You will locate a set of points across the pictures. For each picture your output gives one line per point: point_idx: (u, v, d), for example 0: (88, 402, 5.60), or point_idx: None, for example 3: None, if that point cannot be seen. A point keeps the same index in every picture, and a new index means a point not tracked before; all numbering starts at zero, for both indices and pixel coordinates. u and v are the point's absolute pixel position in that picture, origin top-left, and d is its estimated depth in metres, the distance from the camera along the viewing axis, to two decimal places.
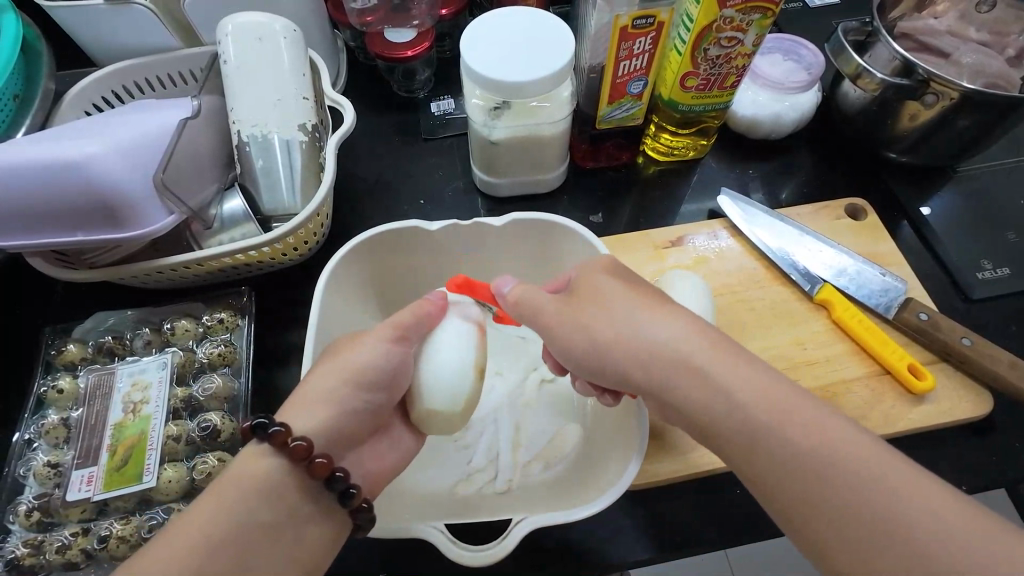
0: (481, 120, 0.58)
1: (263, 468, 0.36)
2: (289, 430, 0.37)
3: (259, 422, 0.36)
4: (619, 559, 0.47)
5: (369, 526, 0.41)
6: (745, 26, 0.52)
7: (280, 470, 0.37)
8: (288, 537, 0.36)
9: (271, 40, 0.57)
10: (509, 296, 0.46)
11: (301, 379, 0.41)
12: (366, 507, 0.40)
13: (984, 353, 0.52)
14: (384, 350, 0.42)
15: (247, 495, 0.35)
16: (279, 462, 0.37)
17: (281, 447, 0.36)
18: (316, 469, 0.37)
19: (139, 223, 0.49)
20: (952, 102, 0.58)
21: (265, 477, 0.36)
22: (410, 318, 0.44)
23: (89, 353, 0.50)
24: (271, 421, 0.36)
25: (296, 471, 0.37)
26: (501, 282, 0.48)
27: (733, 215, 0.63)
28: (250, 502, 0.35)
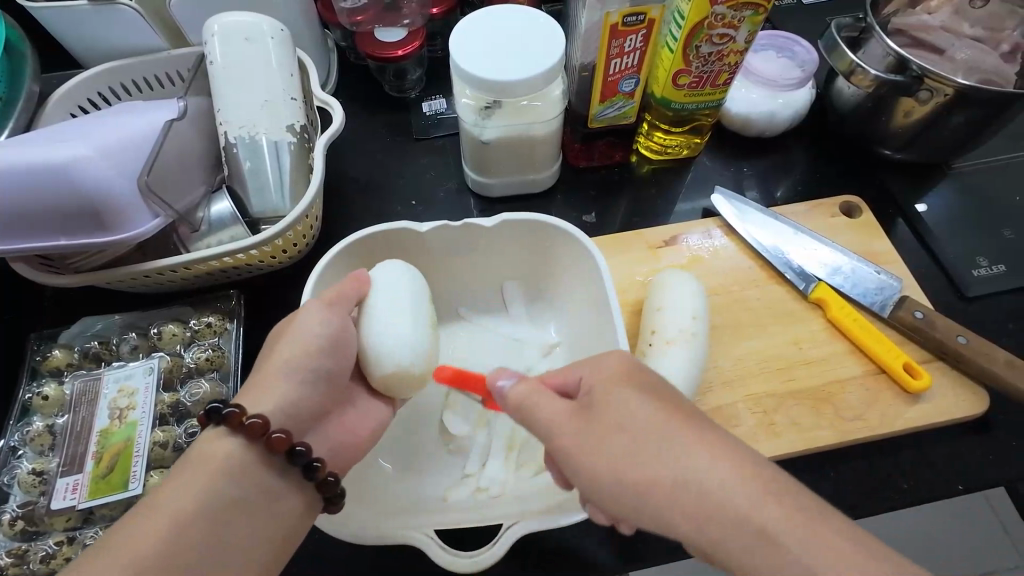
0: (472, 119, 0.58)
1: (226, 449, 0.37)
2: (244, 409, 0.37)
3: (211, 405, 0.37)
4: (614, 562, 0.46)
5: (341, 500, 0.40)
6: (738, 23, 0.51)
7: (240, 451, 0.37)
8: (261, 514, 0.36)
9: (258, 40, 0.56)
10: None
11: (290, 384, 0.41)
12: (333, 481, 0.39)
13: (980, 351, 0.52)
14: (319, 319, 0.42)
15: (222, 484, 0.35)
16: (237, 441, 0.37)
17: (238, 426, 0.37)
18: (275, 443, 0.37)
19: (124, 226, 0.48)
20: (947, 97, 0.57)
21: (229, 458, 0.36)
22: (339, 290, 0.44)
23: (75, 358, 0.50)
24: (223, 403, 0.37)
25: (255, 451, 0.38)
26: None
27: (728, 213, 0.62)
28: (221, 481, 0.35)
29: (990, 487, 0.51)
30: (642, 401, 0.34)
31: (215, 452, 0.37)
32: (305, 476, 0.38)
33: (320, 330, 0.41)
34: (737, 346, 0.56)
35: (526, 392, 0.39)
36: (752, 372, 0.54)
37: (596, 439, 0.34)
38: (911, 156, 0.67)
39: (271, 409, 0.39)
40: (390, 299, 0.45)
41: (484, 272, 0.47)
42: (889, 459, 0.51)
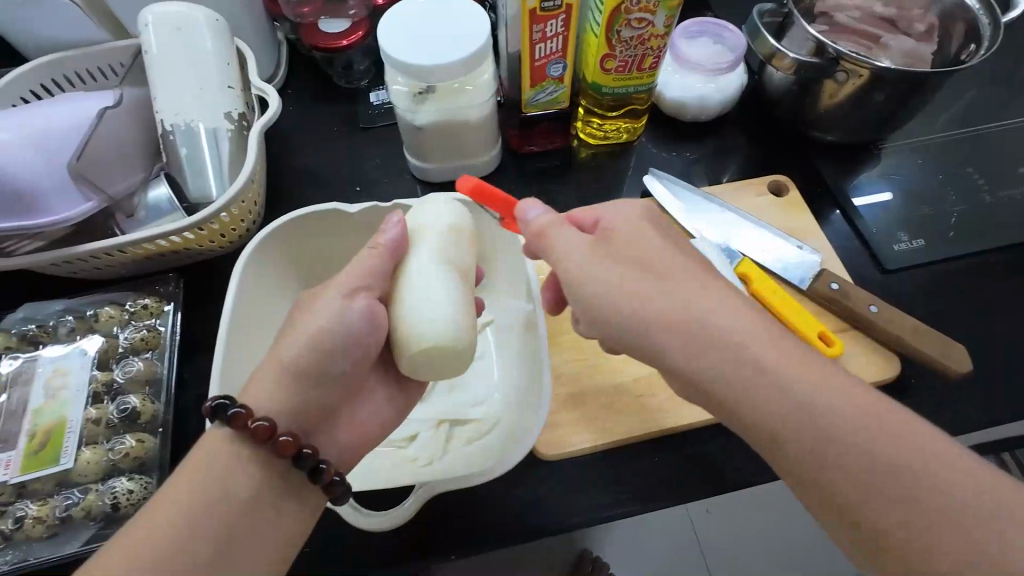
0: (405, 105, 0.59)
1: (225, 444, 0.38)
2: (249, 412, 0.38)
3: (217, 405, 0.37)
4: (537, 526, 0.48)
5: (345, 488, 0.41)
6: (653, 7, 0.53)
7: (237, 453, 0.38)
8: (267, 518, 0.38)
9: (190, 28, 0.57)
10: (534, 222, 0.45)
11: (295, 386, 0.41)
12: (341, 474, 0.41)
13: (889, 318, 0.54)
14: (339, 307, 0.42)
15: (229, 482, 0.37)
16: (241, 438, 0.38)
17: (242, 428, 0.37)
18: (281, 447, 0.38)
19: (51, 210, 0.49)
20: (863, 79, 0.60)
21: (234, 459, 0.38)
22: (376, 263, 0.45)
23: (12, 342, 0.51)
24: (230, 403, 0.38)
25: (264, 451, 0.39)
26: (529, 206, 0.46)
27: (661, 195, 0.65)
28: (229, 477, 0.37)
29: None
30: (577, 238, 0.43)
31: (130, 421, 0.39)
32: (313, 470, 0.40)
33: (342, 320, 0.42)
34: None
35: (548, 219, 0.44)
36: None
37: (625, 268, 0.40)
38: (839, 138, 0.69)
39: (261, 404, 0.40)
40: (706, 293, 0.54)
41: (528, 206, 0.46)
42: None
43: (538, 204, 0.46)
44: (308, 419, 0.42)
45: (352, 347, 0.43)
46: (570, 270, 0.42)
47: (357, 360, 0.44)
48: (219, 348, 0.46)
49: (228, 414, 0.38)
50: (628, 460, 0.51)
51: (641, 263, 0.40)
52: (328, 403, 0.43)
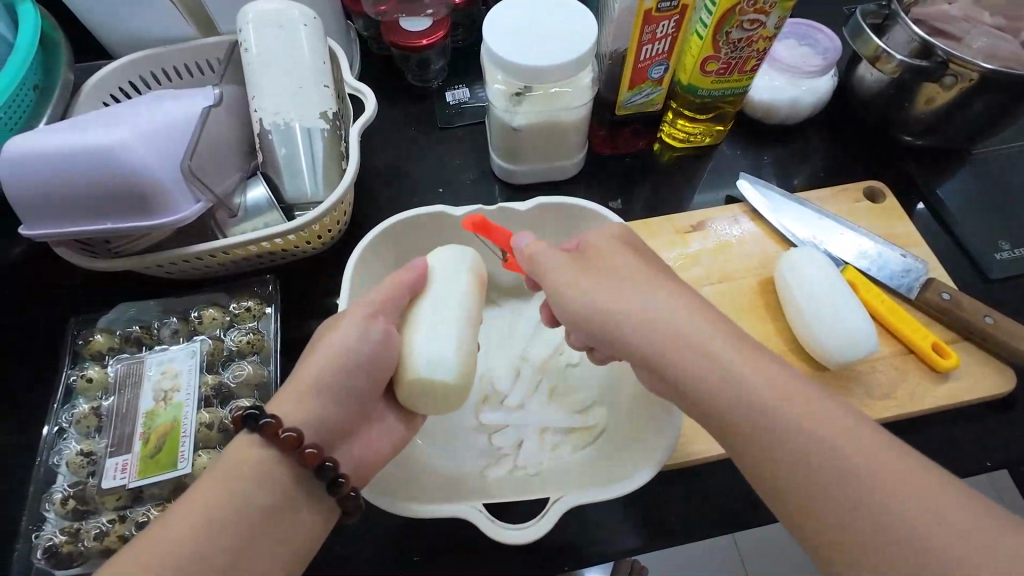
0: (503, 106, 0.58)
1: (260, 458, 0.38)
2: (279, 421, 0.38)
3: (250, 412, 0.38)
4: (651, 538, 0.48)
5: (356, 514, 0.41)
6: (768, 9, 0.52)
7: (273, 462, 0.38)
8: (287, 520, 0.37)
9: (292, 28, 0.57)
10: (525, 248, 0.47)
11: (324, 405, 0.41)
12: (350, 493, 0.40)
13: (1007, 331, 0.53)
14: (360, 329, 0.42)
15: (253, 491, 0.37)
16: (270, 452, 0.38)
17: (273, 437, 0.38)
18: (306, 458, 0.38)
19: (166, 210, 0.48)
20: (971, 82, 0.58)
21: (259, 466, 0.37)
22: (394, 294, 0.45)
23: (117, 342, 0.50)
24: (262, 412, 0.38)
25: (287, 462, 0.39)
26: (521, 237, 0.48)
27: (755, 200, 0.63)
28: (253, 489, 0.36)
29: (1016, 462, 0.52)
30: (632, 260, 0.43)
31: (238, 437, 0.38)
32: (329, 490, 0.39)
33: (362, 345, 0.42)
34: (765, 324, 0.57)
35: (542, 245, 0.46)
36: (783, 353, 0.55)
37: (592, 275, 0.43)
38: (932, 142, 0.67)
39: (296, 414, 0.40)
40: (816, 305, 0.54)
41: (521, 236, 0.48)
42: (920, 436, 0.52)
43: (529, 235, 0.48)
44: (336, 433, 0.42)
45: (370, 368, 0.43)
46: (563, 299, 0.43)
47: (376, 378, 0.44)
48: None
49: (258, 425, 0.38)
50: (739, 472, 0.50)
51: (675, 347, 0.38)
52: (351, 417, 0.43)
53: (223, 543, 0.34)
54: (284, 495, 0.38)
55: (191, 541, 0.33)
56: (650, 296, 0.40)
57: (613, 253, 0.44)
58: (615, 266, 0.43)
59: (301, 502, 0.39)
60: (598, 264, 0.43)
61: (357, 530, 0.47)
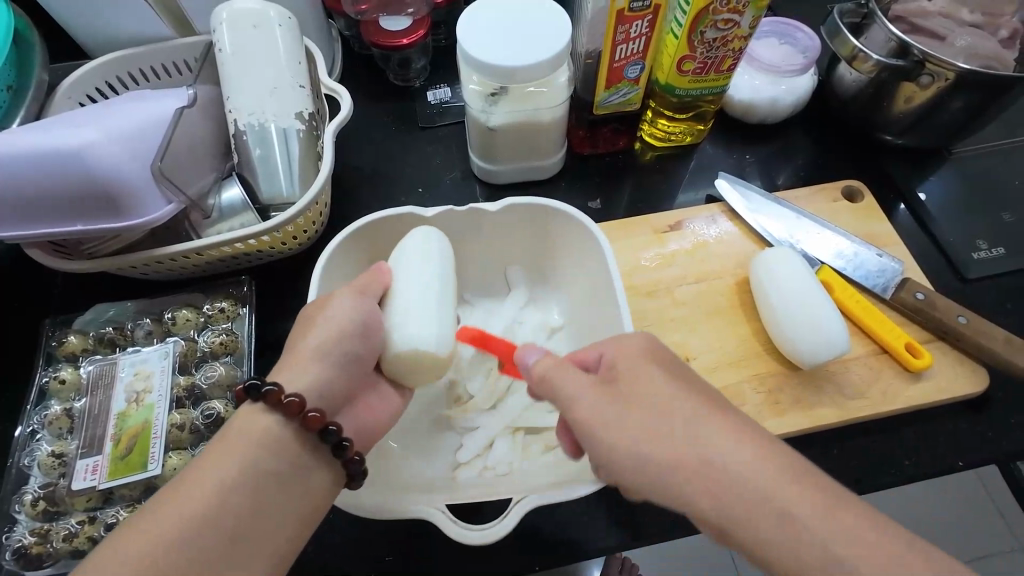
0: (479, 106, 0.58)
1: (264, 425, 0.38)
2: (282, 388, 0.38)
3: (251, 383, 0.37)
4: (623, 538, 0.48)
5: (364, 479, 0.41)
6: (742, 8, 0.52)
7: (279, 427, 0.38)
8: (293, 488, 0.37)
9: (267, 28, 0.57)
10: (534, 368, 0.43)
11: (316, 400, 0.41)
12: (361, 458, 0.40)
13: (979, 330, 0.53)
14: (351, 304, 0.43)
15: (260, 459, 0.37)
16: (276, 419, 0.38)
17: (277, 404, 0.38)
18: (310, 422, 0.38)
19: (137, 212, 0.48)
20: (948, 82, 0.57)
21: (265, 434, 0.37)
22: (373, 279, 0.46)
23: (91, 344, 0.51)
24: (263, 381, 0.38)
25: (294, 428, 0.39)
26: (527, 351, 0.44)
27: (732, 199, 0.63)
28: (255, 460, 0.36)
29: (990, 461, 0.52)
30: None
31: (243, 407, 0.38)
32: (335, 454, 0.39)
33: (353, 314, 0.43)
34: (741, 323, 0.57)
35: (550, 363, 0.42)
36: (759, 353, 0.55)
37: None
38: (912, 141, 0.67)
39: (305, 387, 0.40)
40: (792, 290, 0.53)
41: (530, 350, 0.43)
42: (891, 436, 0.53)
43: (539, 348, 0.44)
44: None
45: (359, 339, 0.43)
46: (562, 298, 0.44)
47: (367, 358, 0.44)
48: None
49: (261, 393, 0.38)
50: None
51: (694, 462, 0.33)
52: (354, 386, 0.43)
53: (230, 510, 0.34)
54: (294, 461, 0.38)
55: (193, 517, 0.33)
56: (693, 434, 0.34)
57: (641, 373, 0.38)
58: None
59: (307, 466, 0.39)
60: (628, 388, 0.37)
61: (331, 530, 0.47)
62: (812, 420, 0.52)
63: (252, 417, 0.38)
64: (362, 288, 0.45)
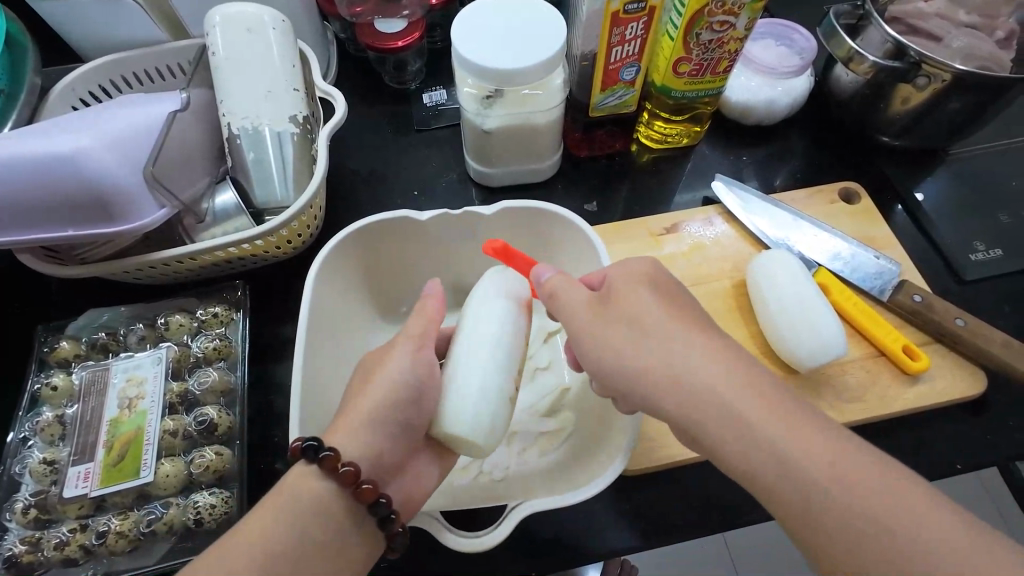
0: (474, 108, 0.58)
1: (315, 490, 0.37)
2: (338, 455, 0.37)
3: (310, 444, 0.37)
4: (619, 542, 0.48)
5: (401, 548, 0.41)
6: (738, 10, 0.52)
7: (330, 495, 0.37)
8: (331, 553, 0.37)
9: (260, 30, 0.56)
10: (546, 284, 0.45)
11: None
12: (403, 532, 0.40)
13: (977, 332, 0.53)
14: (408, 362, 0.43)
15: (307, 525, 0.36)
16: (328, 486, 0.37)
17: (332, 471, 0.37)
18: (362, 494, 0.37)
19: (130, 217, 0.48)
20: (945, 83, 0.57)
21: (315, 499, 0.37)
22: (428, 325, 0.45)
23: (83, 350, 0.50)
24: (321, 444, 0.37)
25: (342, 497, 0.38)
26: (540, 269, 0.47)
27: (729, 202, 0.63)
28: (303, 527, 0.36)
29: (987, 465, 0.52)
30: (653, 299, 0.41)
31: (295, 468, 0.38)
32: (378, 524, 0.39)
33: (410, 373, 0.42)
34: (738, 326, 0.57)
35: (562, 281, 0.45)
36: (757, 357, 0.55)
37: (614, 329, 0.40)
38: (909, 142, 0.67)
39: (354, 454, 0.40)
40: (798, 299, 0.53)
41: (541, 269, 0.46)
42: (888, 438, 0.52)
43: (551, 267, 0.47)
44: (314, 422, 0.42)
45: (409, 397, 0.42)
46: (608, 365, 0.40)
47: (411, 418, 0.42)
48: (299, 352, 0.46)
49: (317, 456, 0.37)
50: (708, 475, 0.50)
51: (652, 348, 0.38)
52: (399, 453, 0.42)
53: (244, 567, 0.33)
54: (334, 529, 0.37)
55: None
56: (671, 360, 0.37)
57: (633, 292, 0.41)
58: (641, 318, 0.40)
59: (349, 531, 0.38)
60: (619, 307, 0.41)
61: None
62: None
63: (302, 481, 0.37)
64: (419, 338, 0.45)
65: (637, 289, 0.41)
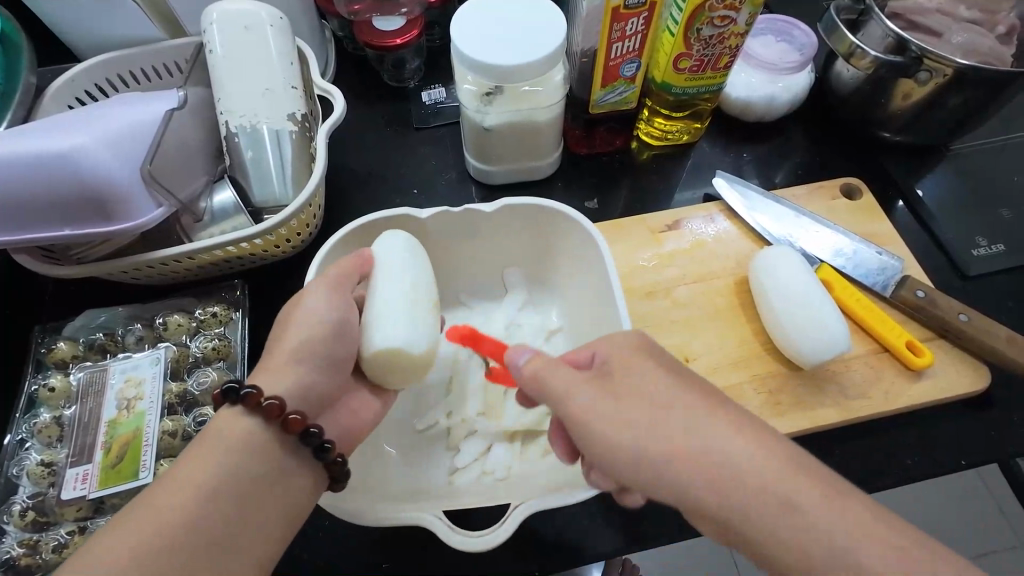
0: (474, 106, 0.58)
1: (243, 429, 0.37)
2: (261, 391, 0.37)
3: (228, 386, 0.37)
4: (623, 541, 0.47)
5: (345, 481, 0.41)
6: (738, 5, 0.51)
7: (257, 429, 0.37)
8: (273, 493, 0.37)
9: (258, 28, 0.56)
10: (524, 368, 0.40)
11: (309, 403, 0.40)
12: (342, 461, 0.40)
13: (980, 328, 0.52)
14: (327, 302, 0.43)
15: (237, 462, 0.36)
16: (256, 422, 0.37)
17: (255, 407, 0.37)
18: (290, 425, 0.37)
19: (127, 216, 0.48)
20: (946, 78, 0.57)
21: (244, 436, 0.37)
22: (343, 270, 0.46)
23: (81, 350, 0.50)
24: (239, 385, 0.37)
25: (272, 430, 0.38)
26: (517, 352, 0.41)
27: (731, 199, 0.63)
28: (233, 463, 0.36)
29: (992, 461, 0.52)
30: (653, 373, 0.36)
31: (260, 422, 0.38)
32: (316, 455, 0.39)
33: (328, 314, 0.42)
34: (740, 323, 0.57)
35: (541, 360, 0.40)
36: (761, 354, 0.55)
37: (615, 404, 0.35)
38: (911, 138, 0.66)
39: (283, 391, 0.40)
40: (798, 295, 0.53)
41: (519, 350, 0.41)
42: (891, 434, 0.52)
43: (528, 347, 0.41)
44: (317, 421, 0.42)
45: (333, 340, 0.42)
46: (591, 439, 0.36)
47: (344, 359, 0.43)
48: None
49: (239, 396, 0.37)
50: None
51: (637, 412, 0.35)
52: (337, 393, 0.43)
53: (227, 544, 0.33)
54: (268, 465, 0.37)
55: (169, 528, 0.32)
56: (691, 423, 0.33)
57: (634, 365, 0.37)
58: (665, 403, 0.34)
59: (288, 469, 0.38)
60: (618, 381, 0.37)
61: (324, 538, 0.47)
62: (813, 420, 0.51)
63: (231, 420, 0.37)
64: (337, 282, 0.45)
65: (631, 362, 0.37)
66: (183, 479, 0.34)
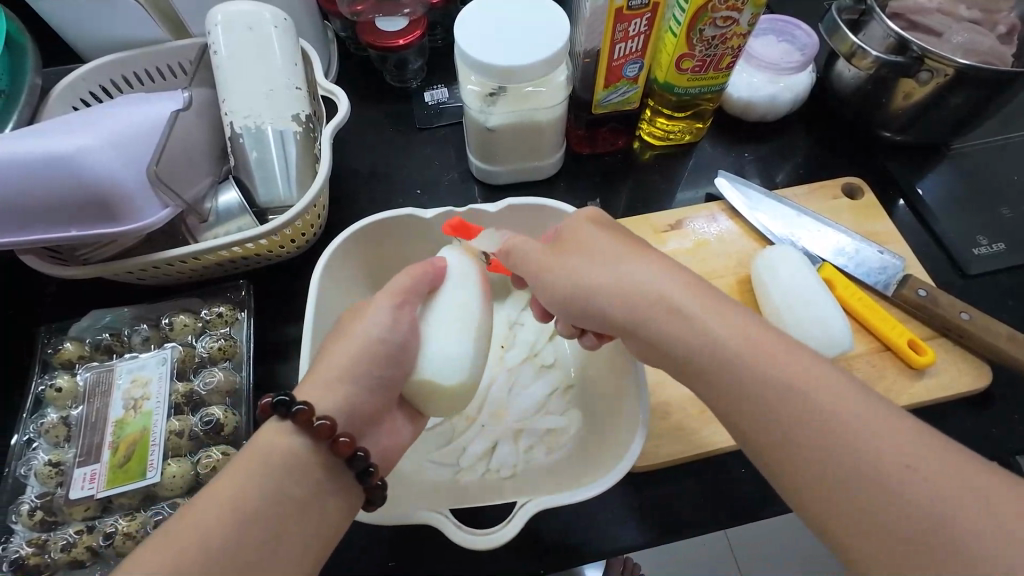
0: (477, 106, 0.58)
1: (290, 447, 0.38)
2: (312, 408, 0.38)
3: (281, 401, 0.37)
4: (627, 540, 0.47)
5: (378, 503, 0.41)
6: (741, 5, 0.52)
7: (304, 449, 0.38)
8: (311, 511, 0.37)
9: (261, 29, 0.56)
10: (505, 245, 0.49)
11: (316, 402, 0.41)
12: (380, 485, 0.41)
13: (982, 326, 0.53)
14: (391, 317, 0.43)
15: (280, 481, 0.36)
16: (303, 440, 0.38)
17: (306, 425, 0.37)
18: (339, 447, 0.38)
19: (133, 217, 0.48)
20: (947, 78, 0.57)
21: (290, 454, 0.37)
22: (408, 281, 0.45)
23: (87, 351, 0.50)
24: (293, 400, 0.37)
25: (317, 449, 0.38)
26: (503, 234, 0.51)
27: (734, 199, 0.63)
28: (279, 480, 0.36)
29: (993, 460, 0.52)
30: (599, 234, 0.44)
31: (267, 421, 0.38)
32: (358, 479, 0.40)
33: (393, 333, 0.43)
34: None
35: (520, 240, 0.48)
36: None
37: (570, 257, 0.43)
38: (911, 137, 0.67)
39: (329, 408, 0.40)
40: (804, 295, 0.53)
41: (501, 235, 0.50)
42: None
43: (508, 231, 0.51)
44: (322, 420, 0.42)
45: (398, 355, 0.43)
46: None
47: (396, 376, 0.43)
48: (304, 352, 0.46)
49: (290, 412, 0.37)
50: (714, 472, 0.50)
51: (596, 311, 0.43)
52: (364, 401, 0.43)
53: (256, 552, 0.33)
54: (308, 486, 0.37)
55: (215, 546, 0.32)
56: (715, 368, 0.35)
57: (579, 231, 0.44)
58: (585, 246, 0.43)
59: (325, 489, 0.38)
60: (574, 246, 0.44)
61: (330, 537, 0.47)
62: None
63: (277, 436, 0.38)
64: (402, 296, 0.45)
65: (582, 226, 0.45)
66: (227, 495, 0.34)
